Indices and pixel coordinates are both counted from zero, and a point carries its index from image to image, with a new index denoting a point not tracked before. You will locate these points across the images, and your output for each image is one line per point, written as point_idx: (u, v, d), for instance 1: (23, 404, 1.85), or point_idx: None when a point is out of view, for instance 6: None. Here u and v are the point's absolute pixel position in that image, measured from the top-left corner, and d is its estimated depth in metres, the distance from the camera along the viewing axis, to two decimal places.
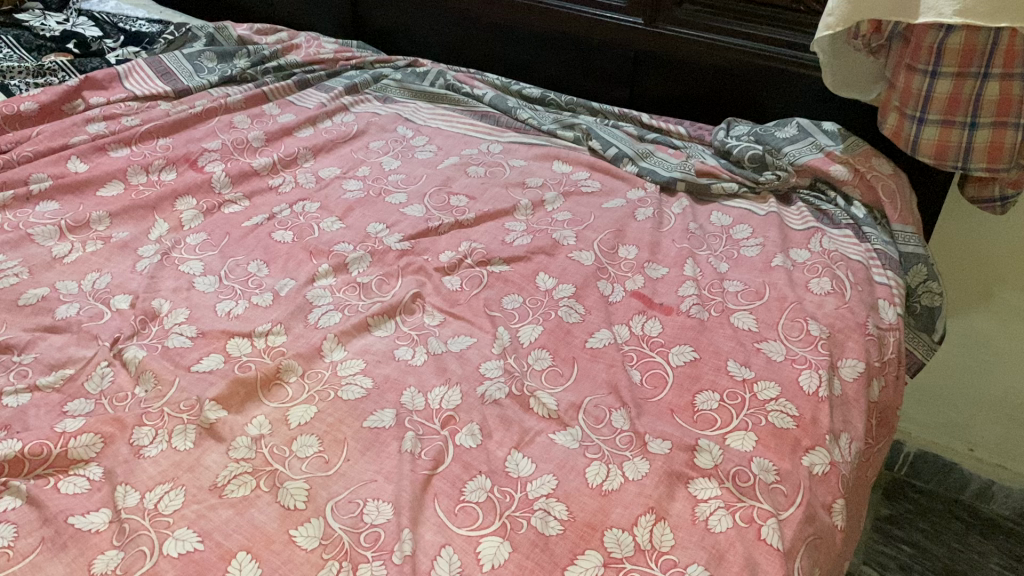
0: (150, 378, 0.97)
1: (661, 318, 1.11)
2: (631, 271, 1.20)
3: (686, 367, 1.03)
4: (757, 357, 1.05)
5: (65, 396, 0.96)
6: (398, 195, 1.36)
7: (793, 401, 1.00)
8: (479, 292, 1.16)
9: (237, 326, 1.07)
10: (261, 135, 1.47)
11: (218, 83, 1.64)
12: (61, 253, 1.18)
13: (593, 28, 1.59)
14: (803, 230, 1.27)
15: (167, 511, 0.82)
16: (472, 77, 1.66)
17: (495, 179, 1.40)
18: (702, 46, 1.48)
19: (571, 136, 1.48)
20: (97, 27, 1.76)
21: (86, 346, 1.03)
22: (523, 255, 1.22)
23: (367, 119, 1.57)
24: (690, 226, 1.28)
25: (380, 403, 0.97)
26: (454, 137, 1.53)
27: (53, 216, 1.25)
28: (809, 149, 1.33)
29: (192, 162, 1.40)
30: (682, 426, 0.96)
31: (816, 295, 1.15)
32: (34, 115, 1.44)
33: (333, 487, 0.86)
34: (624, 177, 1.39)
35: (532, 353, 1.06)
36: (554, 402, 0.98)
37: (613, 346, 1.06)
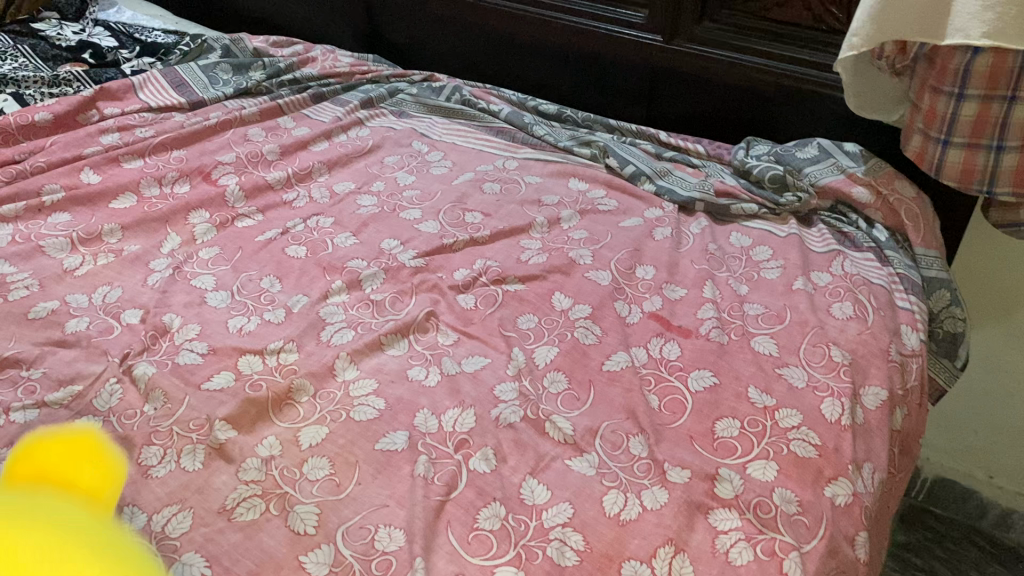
0: (159, 397, 0.96)
1: (679, 341, 1.09)
2: (649, 291, 1.18)
3: (706, 393, 1.01)
4: (778, 383, 1.03)
5: (73, 413, 0.94)
6: (412, 211, 1.34)
7: (815, 430, 0.97)
8: (494, 312, 1.14)
9: (249, 343, 1.05)
10: (276, 149, 1.46)
11: (233, 95, 1.63)
12: (73, 266, 1.17)
13: (611, 45, 1.57)
14: (824, 252, 1.25)
15: (174, 534, 0.80)
16: (488, 92, 1.64)
17: (510, 197, 1.38)
18: (722, 64, 1.46)
19: (588, 153, 1.46)
20: (113, 37, 1.75)
21: (95, 361, 1.01)
22: (538, 274, 1.20)
23: (383, 134, 1.56)
24: (709, 246, 1.25)
25: (392, 425, 0.95)
26: (470, 153, 1.51)
27: (65, 228, 1.24)
28: (830, 170, 1.31)
29: (206, 175, 1.39)
30: (701, 454, 0.94)
31: (838, 319, 1.12)
32: (48, 126, 1.43)
33: (344, 512, 0.84)
34: (640, 196, 1.37)
35: (548, 376, 1.03)
36: (570, 427, 0.96)
37: (630, 370, 1.04)
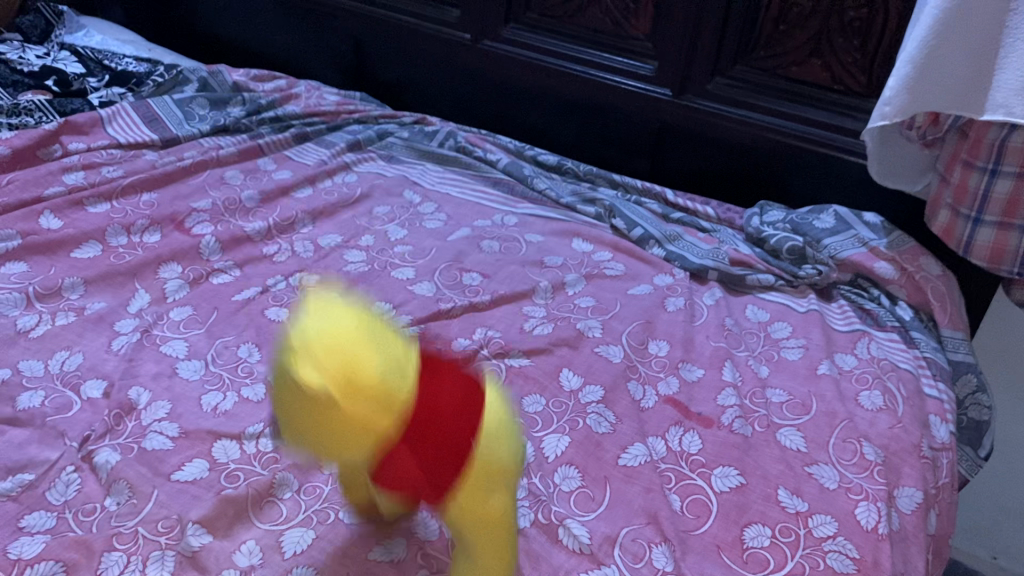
0: (124, 490, 0.85)
1: (700, 431, 1.01)
2: (663, 371, 1.10)
3: (732, 495, 0.93)
4: (808, 484, 0.95)
5: (23, 508, 0.83)
6: (405, 270, 1.25)
7: (852, 540, 0.89)
8: (496, 391, 1.04)
9: (225, 424, 0.94)
10: (257, 195, 1.36)
11: (210, 133, 1.52)
12: (27, 325, 1.05)
13: (614, 96, 1.50)
14: (847, 331, 1.18)
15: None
16: (484, 139, 1.57)
17: (511, 257, 1.30)
18: (735, 123, 1.40)
19: (593, 212, 1.39)
20: (80, 63, 1.64)
21: (50, 446, 0.90)
22: (544, 347, 1.11)
23: (372, 181, 1.46)
24: (725, 321, 1.18)
25: (387, 530, 0.84)
26: (465, 206, 1.43)
27: (20, 280, 1.12)
28: (850, 242, 1.24)
29: (179, 223, 1.28)
30: (730, 568, 0.85)
31: (867, 410, 1.05)
32: (5, 160, 1.32)
33: None
34: (650, 261, 1.29)
35: (559, 471, 0.94)
36: (586, 534, 0.87)
37: (649, 467, 0.95)
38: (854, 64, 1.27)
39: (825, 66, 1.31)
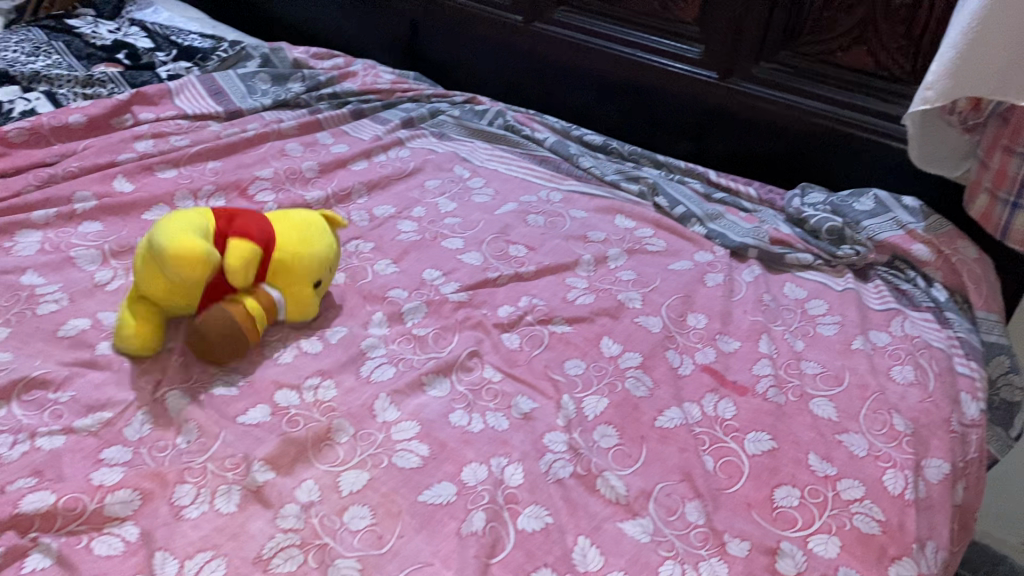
0: (193, 430, 0.91)
1: (735, 398, 1.05)
2: (701, 341, 1.14)
3: (764, 458, 0.97)
4: (838, 451, 0.99)
5: (102, 442, 0.90)
6: (454, 240, 1.30)
7: (879, 504, 0.93)
8: (540, 354, 1.10)
9: (286, 375, 1.01)
10: (316, 166, 1.43)
11: (272, 107, 1.59)
12: (104, 279, 1.13)
13: (661, 79, 1.54)
14: (882, 310, 1.21)
15: (288, 521, 0.83)
16: (532, 119, 1.62)
17: (556, 231, 1.35)
18: (778, 106, 1.43)
19: (636, 189, 1.43)
20: (148, 38, 1.73)
21: (126, 388, 0.97)
22: (586, 316, 1.16)
23: (424, 156, 1.53)
24: (763, 297, 1.22)
25: (436, 475, 0.90)
26: (513, 181, 1.48)
27: (96, 239, 1.20)
28: (889, 225, 1.27)
29: (243, 190, 1.35)
30: (760, 524, 0.90)
31: (899, 384, 1.08)
32: (81, 129, 1.41)
33: (387, 569, 0.80)
34: (691, 238, 1.34)
35: (597, 429, 0.99)
36: (623, 486, 0.92)
37: (684, 429, 1.00)
38: (898, 51, 1.30)
39: (870, 52, 1.33)
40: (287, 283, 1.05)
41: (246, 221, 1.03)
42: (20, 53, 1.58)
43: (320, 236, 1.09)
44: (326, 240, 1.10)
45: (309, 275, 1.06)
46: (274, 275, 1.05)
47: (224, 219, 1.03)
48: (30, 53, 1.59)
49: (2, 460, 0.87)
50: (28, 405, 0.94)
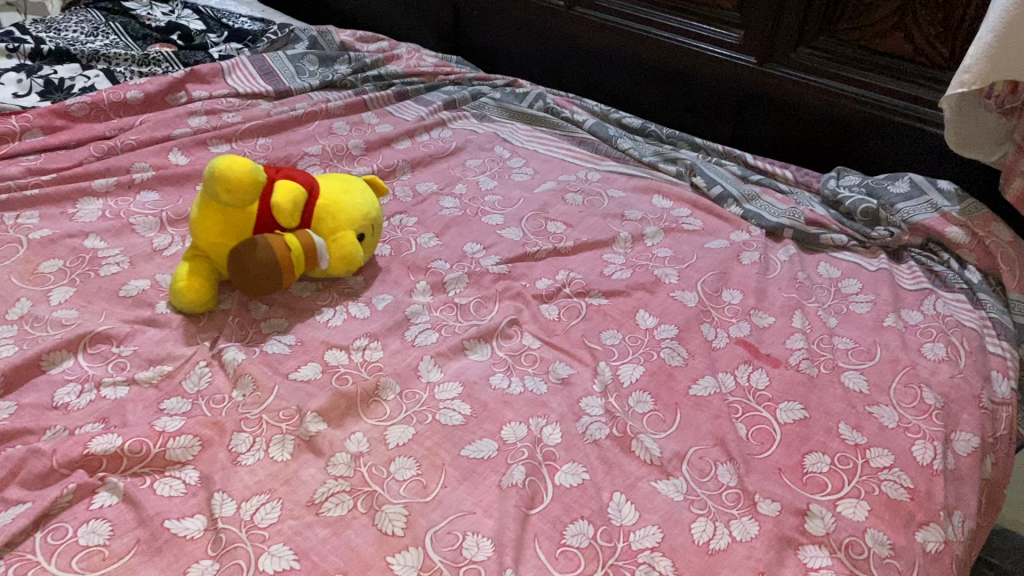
0: (249, 383, 0.97)
1: (768, 369, 1.08)
2: (735, 316, 1.17)
3: (795, 426, 1.00)
4: (868, 421, 1.01)
5: (162, 393, 0.95)
6: (494, 217, 1.34)
7: (908, 472, 0.95)
8: (577, 324, 1.13)
9: (336, 337, 1.06)
10: (362, 144, 1.47)
11: (319, 87, 1.65)
12: (162, 245, 1.18)
13: (700, 63, 1.57)
14: (915, 290, 1.24)
15: (337, 470, 0.88)
16: (571, 102, 1.65)
17: (593, 209, 1.38)
18: (816, 91, 1.46)
19: (673, 170, 1.46)
20: (201, 21, 1.80)
21: (185, 344, 1.02)
22: (622, 289, 1.19)
23: (465, 137, 1.57)
24: (798, 275, 1.25)
25: (478, 432, 0.94)
26: (552, 161, 1.52)
27: (154, 208, 1.25)
28: (924, 207, 1.29)
29: (292, 165, 1.40)
30: (791, 487, 0.92)
31: (930, 360, 1.10)
32: (138, 104, 1.47)
33: (431, 516, 0.84)
34: (728, 219, 1.37)
35: (633, 395, 1.03)
36: (657, 448, 0.95)
37: (718, 397, 1.03)
38: (935, 37, 1.31)
39: (908, 38, 1.34)
40: (332, 232, 1.11)
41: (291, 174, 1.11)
42: (80, 33, 1.65)
43: (362, 195, 1.15)
44: (366, 199, 1.16)
45: (350, 221, 1.12)
46: (319, 221, 1.10)
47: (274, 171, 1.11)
48: (90, 33, 1.66)
49: (70, 407, 0.92)
50: (93, 357, 0.99)
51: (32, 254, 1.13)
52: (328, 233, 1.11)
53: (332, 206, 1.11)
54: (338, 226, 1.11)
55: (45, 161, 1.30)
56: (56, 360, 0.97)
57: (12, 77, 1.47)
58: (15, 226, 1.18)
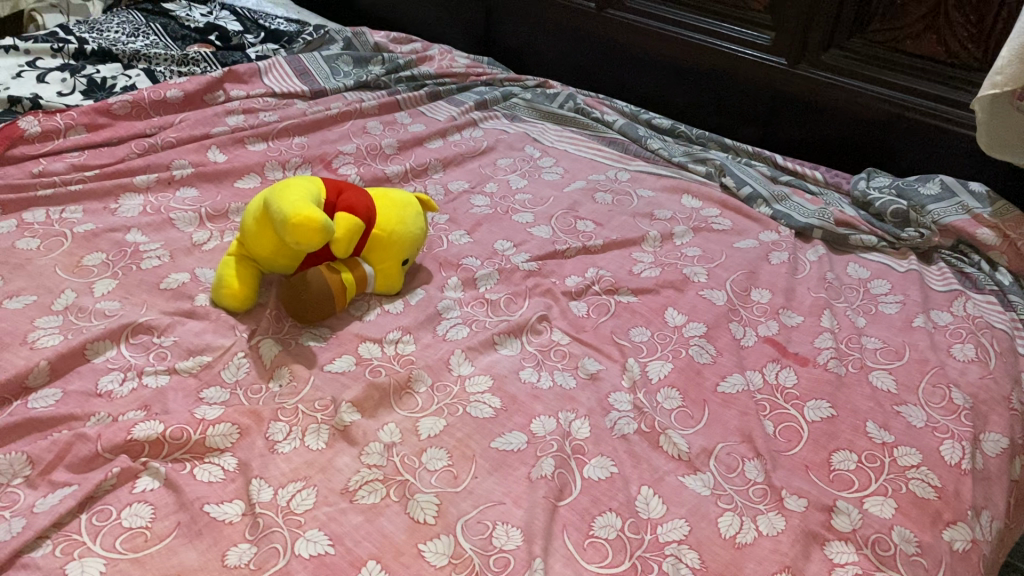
0: (285, 374, 1.00)
1: (796, 368, 1.09)
2: (764, 315, 1.18)
3: (823, 424, 1.00)
4: (896, 420, 1.01)
5: (202, 382, 0.98)
6: (525, 215, 1.36)
7: (935, 471, 0.95)
8: (606, 321, 1.14)
9: (370, 331, 1.08)
10: (395, 143, 1.50)
11: (353, 87, 1.68)
12: (201, 240, 1.21)
13: (731, 64, 1.58)
14: (944, 292, 1.24)
15: (370, 459, 0.90)
16: (601, 102, 1.67)
17: (623, 209, 1.39)
18: (847, 93, 1.46)
19: (703, 171, 1.48)
20: (238, 22, 1.84)
21: (223, 335, 1.05)
22: (651, 288, 1.21)
23: (496, 136, 1.59)
24: (827, 275, 1.25)
25: (508, 425, 0.96)
26: (582, 161, 1.53)
27: (193, 203, 1.29)
28: (955, 209, 1.29)
29: (327, 163, 1.43)
30: (818, 484, 0.93)
31: (959, 361, 1.11)
32: (178, 103, 1.50)
33: (462, 505, 0.86)
34: (757, 219, 1.37)
35: (661, 391, 1.04)
36: (685, 444, 0.96)
37: (746, 394, 1.04)
38: (968, 39, 1.31)
39: (940, 40, 1.35)
40: (381, 262, 1.12)
41: (354, 197, 1.09)
42: (121, 34, 1.70)
43: (414, 219, 1.15)
44: (417, 223, 1.15)
45: (399, 252, 1.13)
46: (372, 251, 1.11)
47: (334, 192, 1.09)
48: (131, 33, 1.70)
49: (114, 394, 0.95)
50: (135, 347, 1.02)
51: (76, 247, 1.16)
52: (377, 261, 1.12)
53: (390, 236, 1.12)
54: (386, 256, 1.12)
55: (89, 157, 1.33)
56: (100, 349, 1.00)
57: (57, 76, 1.51)
58: (60, 220, 1.21)
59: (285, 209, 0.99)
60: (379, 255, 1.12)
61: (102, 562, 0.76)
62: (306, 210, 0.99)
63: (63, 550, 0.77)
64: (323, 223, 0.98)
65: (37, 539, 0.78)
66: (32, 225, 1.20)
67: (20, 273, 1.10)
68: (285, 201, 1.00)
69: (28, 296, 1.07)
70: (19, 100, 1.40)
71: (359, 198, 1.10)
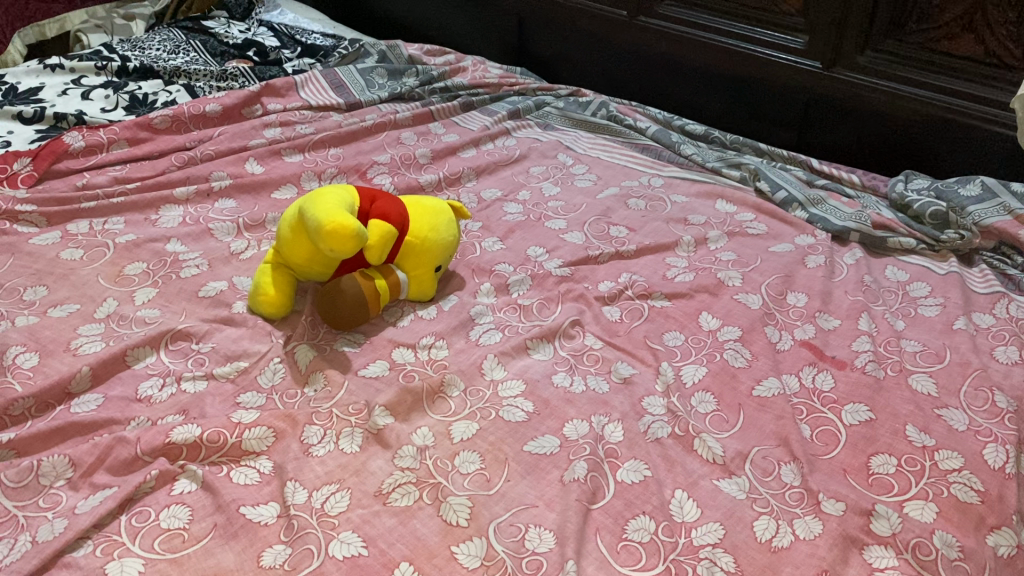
0: (320, 379, 1.01)
1: (833, 371, 1.07)
2: (801, 319, 1.16)
3: (861, 427, 0.99)
4: (937, 424, 0.99)
5: (239, 388, 0.99)
6: (557, 221, 1.36)
7: (978, 475, 0.93)
8: (639, 325, 1.14)
9: (404, 337, 1.09)
10: (429, 153, 1.51)
11: (388, 99, 1.70)
12: (238, 249, 1.24)
13: (763, 68, 1.57)
14: (986, 294, 1.21)
15: (403, 463, 0.90)
16: (634, 110, 1.67)
17: (656, 214, 1.39)
18: (883, 95, 1.44)
19: (737, 175, 1.47)
20: (275, 38, 1.89)
21: (260, 341, 1.06)
22: (685, 292, 1.20)
23: (529, 145, 1.60)
24: (865, 278, 1.24)
25: (541, 429, 0.96)
26: (614, 168, 1.54)
27: (231, 214, 1.31)
28: (996, 210, 1.27)
29: (362, 173, 1.45)
30: (856, 488, 0.91)
31: (1002, 364, 1.08)
32: (217, 117, 1.54)
33: (494, 508, 0.86)
34: (792, 223, 1.36)
35: (695, 395, 1.03)
36: (720, 447, 0.95)
37: (782, 398, 1.02)
38: (1007, 38, 1.29)
39: (979, 39, 1.33)
40: (414, 269, 1.13)
41: (386, 204, 1.10)
42: (162, 51, 1.73)
43: (447, 226, 1.16)
44: (450, 230, 1.16)
45: (433, 259, 1.14)
46: (405, 257, 1.12)
47: (367, 200, 1.10)
48: (171, 51, 1.74)
49: (153, 399, 0.96)
50: (174, 353, 1.04)
51: (117, 257, 1.19)
52: (411, 268, 1.13)
53: (425, 242, 1.12)
54: (420, 263, 1.13)
55: (130, 171, 1.37)
56: (140, 356, 1.02)
57: (101, 93, 1.56)
58: (102, 231, 1.24)
59: (319, 216, 1.00)
60: (412, 261, 1.13)
61: (141, 562, 0.78)
62: (340, 217, 1.00)
63: (104, 550, 0.78)
64: (357, 231, 0.99)
65: (78, 539, 0.79)
66: (75, 236, 1.23)
67: (64, 283, 1.13)
68: (319, 208, 1.02)
69: (72, 304, 1.10)
70: (64, 116, 1.44)
71: (392, 205, 1.11)
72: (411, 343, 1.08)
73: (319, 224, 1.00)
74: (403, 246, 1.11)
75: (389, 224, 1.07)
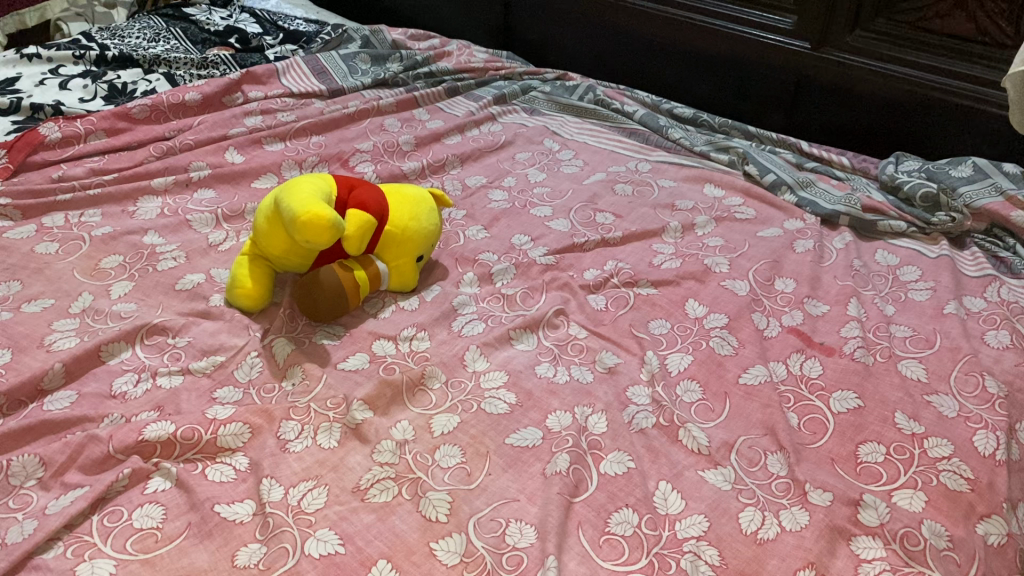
0: (298, 373, 0.99)
1: (821, 358, 1.05)
2: (789, 304, 1.14)
3: (849, 416, 0.97)
4: (927, 411, 0.97)
5: (215, 382, 0.98)
6: (543, 208, 1.34)
7: (968, 463, 0.91)
8: (625, 314, 1.12)
9: (384, 328, 1.08)
10: (412, 140, 1.49)
11: (371, 85, 1.68)
12: (217, 240, 1.22)
13: (752, 49, 1.54)
14: (977, 277, 1.20)
15: (381, 460, 0.89)
16: (622, 93, 1.65)
17: (643, 200, 1.37)
18: (874, 75, 1.42)
19: (726, 159, 1.45)
20: (258, 24, 1.86)
21: (237, 335, 1.04)
22: (671, 279, 1.18)
23: (514, 130, 1.58)
24: (854, 262, 1.22)
25: (523, 421, 0.94)
26: (601, 153, 1.51)
27: (210, 205, 1.29)
28: (988, 191, 1.26)
29: (344, 161, 1.43)
30: (844, 477, 0.90)
31: (993, 349, 1.07)
32: (196, 105, 1.51)
33: (475, 503, 0.84)
34: (781, 206, 1.34)
35: (681, 384, 1.01)
36: (705, 437, 0.93)
37: (769, 385, 1.01)
38: (1000, 14, 1.27)
39: (970, 17, 1.30)
40: (394, 259, 1.11)
41: (365, 193, 1.08)
42: (142, 39, 1.70)
43: (428, 215, 1.13)
44: (431, 219, 1.14)
45: (414, 249, 1.11)
46: (385, 248, 1.10)
47: (345, 189, 1.08)
48: (152, 39, 1.71)
49: (127, 396, 0.94)
50: (150, 348, 1.02)
51: (94, 251, 1.17)
52: (392, 258, 1.11)
53: (406, 231, 1.10)
54: (400, 253, 1.11)
55: (108, 162, 1.34)
56: (115, 351, 1.00)
57: (78, 83, 1.53)
58: (78, 224, 1.22)
59: (295, 207, 0.98)
60: (393, 252, 1.10)
61: (112, 564, 0.76)
62: (316, 207, 0.98)
63: (74, 552, 0.77)
64: (333, 221, 0.97)
65: (48, 541, 0.77)
66: (51, 229, 1.21)
67: (38, 277, 1.11)
68: (295, 198, 1.00)
69: (46, 299, 1.08)
70: (41, 107, 1.42)
71: (370, 194, 1.08)
72: (392, 336, 1.06)
73: (294, 215, 0.98)
74: (382, 236, 1.09)
75: (368, 214, 1.04)
